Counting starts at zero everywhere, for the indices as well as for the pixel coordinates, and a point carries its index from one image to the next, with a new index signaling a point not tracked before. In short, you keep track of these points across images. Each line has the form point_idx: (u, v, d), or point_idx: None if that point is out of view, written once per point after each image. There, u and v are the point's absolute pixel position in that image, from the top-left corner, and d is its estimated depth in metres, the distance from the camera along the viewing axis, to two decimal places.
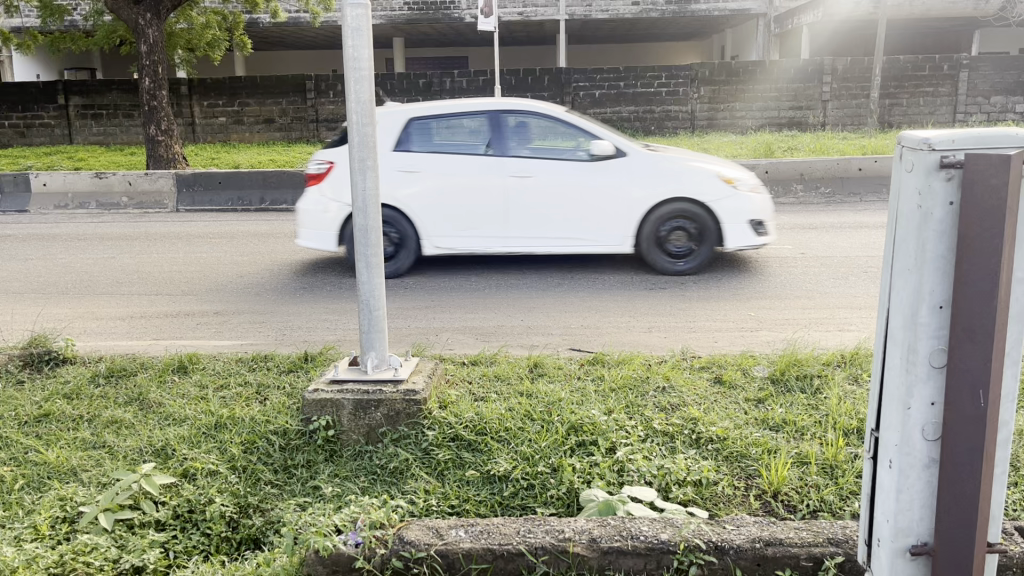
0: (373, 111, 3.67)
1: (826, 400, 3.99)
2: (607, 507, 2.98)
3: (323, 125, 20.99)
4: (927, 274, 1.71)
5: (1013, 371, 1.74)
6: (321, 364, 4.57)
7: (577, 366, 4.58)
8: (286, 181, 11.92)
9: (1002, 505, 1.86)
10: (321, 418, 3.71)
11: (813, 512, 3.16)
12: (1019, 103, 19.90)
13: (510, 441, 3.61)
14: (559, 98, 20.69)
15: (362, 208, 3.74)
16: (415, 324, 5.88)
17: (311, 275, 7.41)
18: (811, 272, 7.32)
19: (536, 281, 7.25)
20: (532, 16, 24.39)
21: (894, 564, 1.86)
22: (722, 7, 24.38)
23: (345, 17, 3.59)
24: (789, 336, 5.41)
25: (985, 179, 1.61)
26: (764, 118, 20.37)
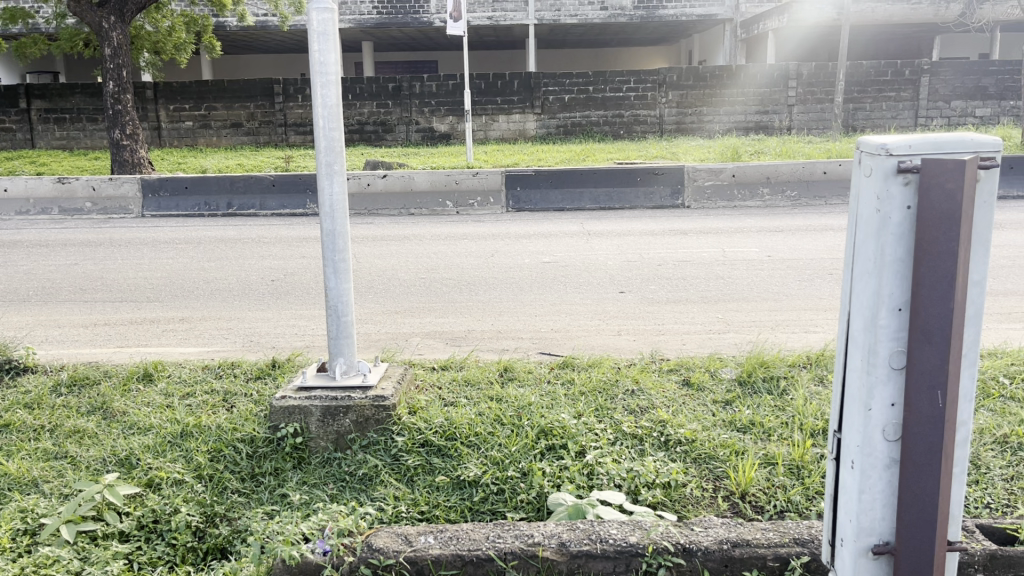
0: (341, 115, 3.65)
1: (792, 401, 4.04)
2: (577, 511, 3.00)
3: (291, 129, 20.82)
4: (886, 278, 1.73)
5: (969, 373, 1.78)
6: (288, 371, 4.54)
7: (547, 370, 4.59)
8: (254, 186, 11.82)
9: (961, 505, 1.89)
10: (289, 424, 3.67)
11: (781, 513, 3.19)
12: (979, 107, 20.31)
13: (480, 446, 3.61)
14: (528, 103, 20.71)
15: (330, 212, 3.71)
16: (384, 329, 5.86)
17: (279, 281, 7.36)
18: (777, 274, 7.39)
19: (506, 284, 7.25)
20: (501, 20, 24.48)
21: (857, 563, 1.89)
22: (688, 12, 24.64)
23: (311, 21, 3.56)
24: (755, 337, 5.48)
25: (941, 182, 1.64)
26: (731, 123, 20.61)
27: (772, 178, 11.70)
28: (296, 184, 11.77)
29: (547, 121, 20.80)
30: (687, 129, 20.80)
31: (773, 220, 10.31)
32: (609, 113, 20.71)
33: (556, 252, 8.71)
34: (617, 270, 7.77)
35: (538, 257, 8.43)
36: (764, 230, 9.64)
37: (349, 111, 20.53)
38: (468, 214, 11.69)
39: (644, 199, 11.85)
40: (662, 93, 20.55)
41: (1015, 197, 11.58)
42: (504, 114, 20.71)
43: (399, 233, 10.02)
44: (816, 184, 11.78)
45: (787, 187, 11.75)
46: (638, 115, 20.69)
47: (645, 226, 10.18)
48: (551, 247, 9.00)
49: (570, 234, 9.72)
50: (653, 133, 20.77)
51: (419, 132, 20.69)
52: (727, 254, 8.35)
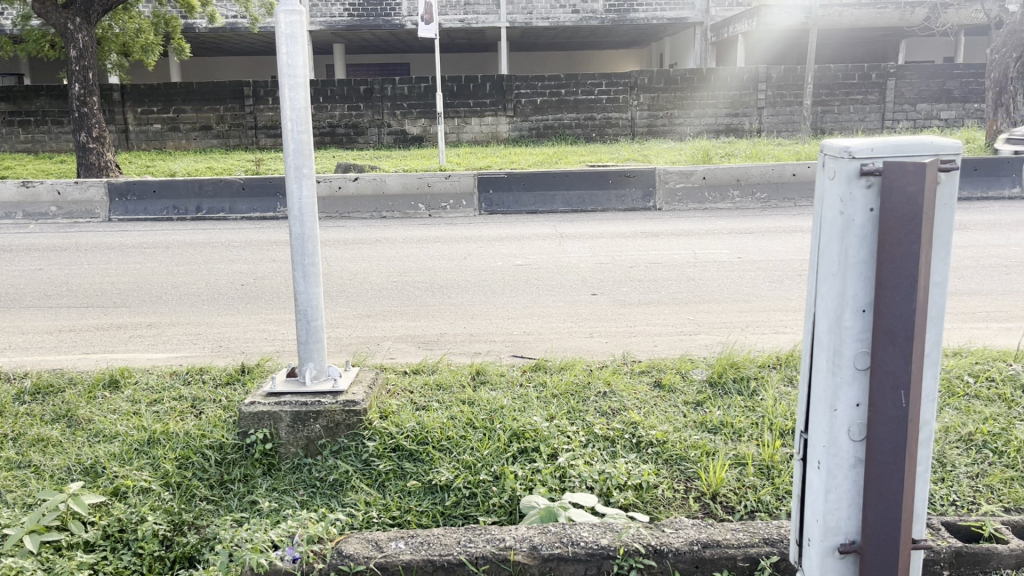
0: (309, 117, 3.62)
1: (762, 401, 4.07)
2: (549, 514, 3.00)
3: (262, 131, 20.66)
4: (850, 280, 1.75)
5: (932, 374, 1.80)
6: (257, 376, 4.50)
7: (519, 373, 4.59)
8: (222, 189, 11.70)
9: (925, 504, 1.91)
10: (258, 430, 3.64)
11: (751, 513, 3.21)
12: (943, 110, 20.66)
13: (452, 450, 3.60)
14: (500, 105, 20.70)
15: (299, 215, 3.67)
16: (356, 333, 5.82)
17: (248, 285, 7.29)
18: (747, 275, 7.46)
19: (478, 287, 7.24)
20: (473, 23, 24.50)
21: (824, 563, 1.90)
22: (659, 16, 24.78)
23: (279, 23, 3.53)
24: (725, 339, 5.51)
25: (902, 185, 1.66)
26: (702, 126, 20.78)
27: (742, 181, 11.83)
28: (266, 187, 11.67)
29: (519, 124, 20.81)
30: (659, 131, 20.92)
31: (743, 222, 10.39)
32: (582, 116, 20.78)
33: (528, 254, 8.71)
34: (589, 272, 7.79)
35: (510, 260, 8.42)
36: (734, 231, 9.72)
37: (320, 113, 20.41)
38: (440, 217, 11.67)
39: (616, 202, 11.89)
40: (633, 96, 20.65)
41: (978, 198, 11.78)
42: (477, 117, 20.70)
43: (370, 236, 9.97)
44: (785, 186, 11.89)
45: (757, 189, 11.86)
46: (609, 118, 20.79)
47: (616, 228, 10.22)
48: (524, 249, 9.00)
49: (542, 237, 9.72)
50: (625, 136, 20.85)
51: (391, 135, 20.62)
52: (698, 255, 8.41)
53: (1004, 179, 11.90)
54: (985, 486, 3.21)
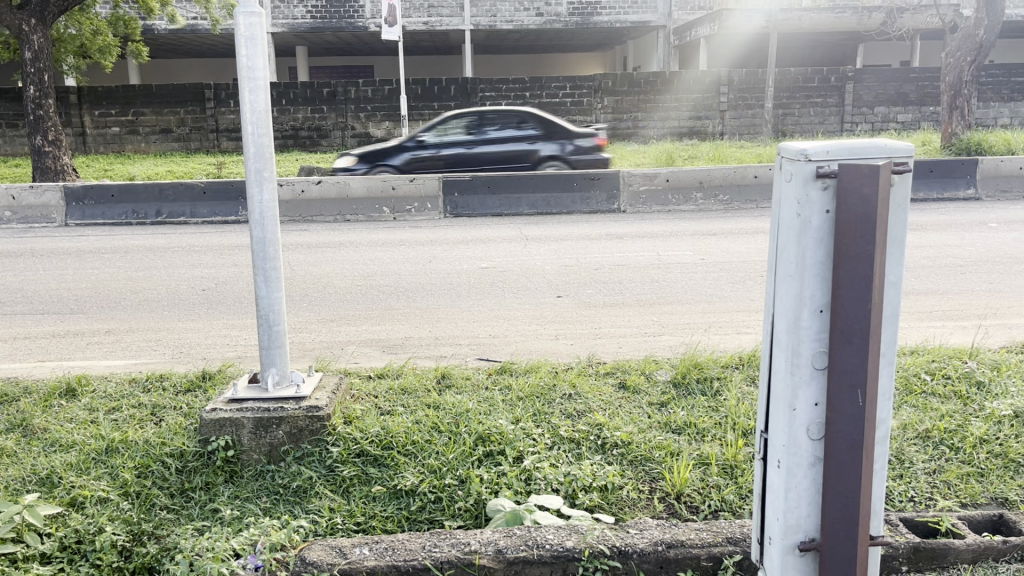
0: (270, 121, 3.58)
1: (725, 401, 4.11)
2: (514, 517, 2.99)
3: (224, 134, 20.41)
4: (807, 280, 1.78)
5: (888, 372, 1.83)
6: (219, 383, 4.44)
7: (485, 376, 4.58)
8: (183, 193, 11.52)
9: (882, 500, 1.94)
10: (220, 437, 3.59)
11: (715, 513, 3.24)
12: (901, 113, 21.03)
13: (417, 455, 3.58)
14: (465, 108, 20.71)
15: (260, 219, 3.63)
16: (320, 337, 5.77)
17: (209, 290, 7.19)
18: (711, 277, 7.53)
19: (443, 290, 7.22)
20: (437, 26, 24.47)
21: (785, 561, 1.92)
22: (622, 19, 24.92)
23: (238, 25, 3.49)
24: (689, 339, 5.55)
25: (857, 187, 1.68)
26: (665, 129, 20.93)
27: (705, 183, 11.97)
28: (227, 191, 11.56)
29: None
30: (623, 134, 21.03)
31: (705, 224, 10.50)
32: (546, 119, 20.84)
33: (494, 257, 8.70)
34: (554, 275, 7.82)
35: (475, 263, 8.41)
36: (697, 233, 9.81)
37: (283, 116, 20.23)
38: (405, 220, 11.62)
39: (581, 204, 11.92)
40: (597, 99, 20.76)
41: (933, 199, 12.04)
42: None
43: (333, 240, 9.90)
44: (748, 188, 12.02)
45: (719, 192, 11.99)
46: (573, 120, 20.87)
47: (581, 231, 10.26)
48: (489, 252, 9.01)
49: (506, 239, 9.74)
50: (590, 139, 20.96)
51: (355, 138, 20.51)
52: (662, 257, 8.46)
53: (959, 180, 12.16)
54: (942, 481, 3.27)
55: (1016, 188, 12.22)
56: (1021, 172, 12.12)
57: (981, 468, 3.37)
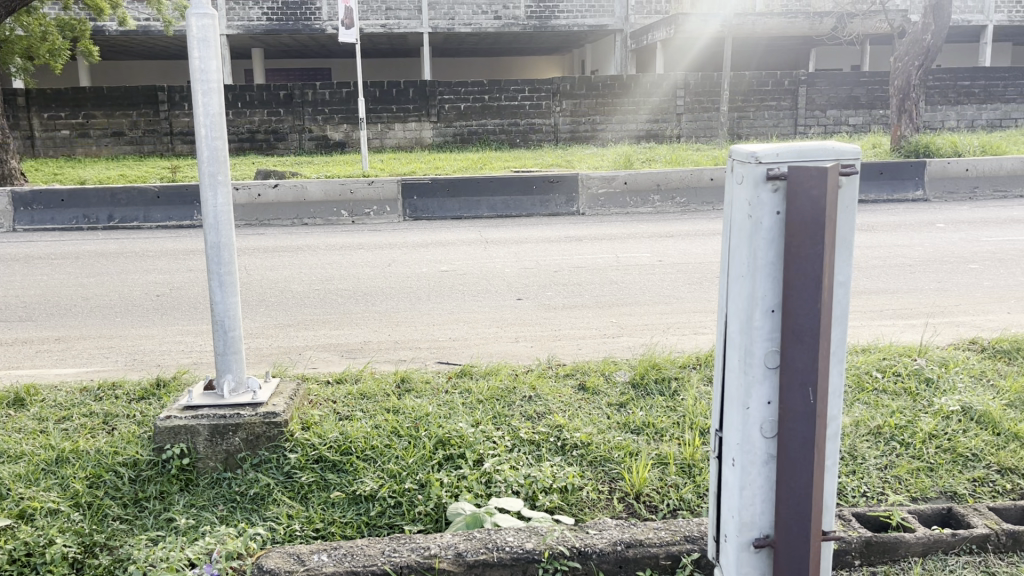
0: (224, 124, 3.53)
1: (683, 401, 4.15)
2: (474, 520, 2.98)
3: (177, 138, 20.01)
4: (759, 281, 1.81)
5: (838, 369, 1.87)
6: (174, 390, 4.36)
7: (444, 379, 4.57)
8: (136, 197, 11.32)
9: (834, 495, 1.98)
10: (175, 445, 3.53)
11: (673, 512, 3.27)
12: (852, 116, 21.43)
13: (376, 460, 3.56)
14: (424, 110, 20.67)
15: (214, 224, 3.58)
16: (276, 342, 5.71)
17: (164, 296, 7.08)
18: (668, 278, 7.60)
19: (403, 294, 7.19)
20: (395, 28, 24.41)
21: (740, 558, 1.95)
22: (580, 23, 25.06)
23: (190, 27, 3.43)
24: (647, 340, 5.60)
25: (806, 189, 1.71)
26: (623, 132, 21.09)
27: (662, 186, 12.08)
28: (182, 196, 11.36)
29: (443, 130, 20.78)
30: (582, 137, 21.15)
31: (662, 226, 10.61)
32: (505, 122, 20.86)
33: (453, 260, 8.70)
34: (514, 277, 7.83)
35: (435, 266, 8.39)
36: (655, 235, 9.91)
37: (238, 119, 19.99)
38: (364, 224, 11.54)
39: (541, 207, 11.97)
40: (556, 102, 20.84)
41: (884, 201, 12.31)
42: (400, 123, 20.61)
43: (291, 244, 9.80)
44: (704, 190, 12.22)
45: (676, 194, 12.14)
46: (532, 124, 20.94)
47: (541, 234, 10.28)
48: (449, 255, 8.99)
49: (466, 242, 9.72)
50: (549, 142, 21.06)
51: (312, 140, 20.30)
52: (621, 259, 8.53)
53: (909, 182, 12.44)
54: (894, 476, 3.34)
55: (962, 190, 12.54)
56: (967, 174, 12.44)
57: (930, 463, 3.45)
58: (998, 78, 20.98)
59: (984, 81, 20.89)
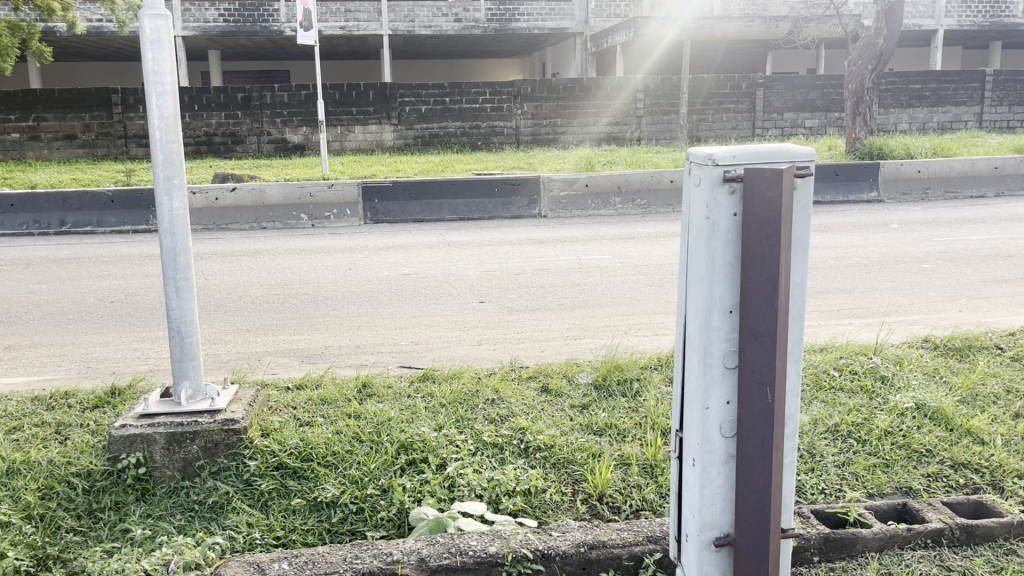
0: (180, 127, 3.48)
1: (645, 402, 4.17)
2: (437, 525, 2.97)
3: (132, 140, 19.61)
4: (717, 281, 1.82)
5: (795, 369, 1.90)
6: (129, 398, 4.27)
7: (407, 384, 4.53)
8: (89, 202, 11.09)
9: (792, 493, 2.00)
10: (131, 454, 3.46)
11: (636, 512, 3.28)
12: (808, 119, 21.79)
13: (338, 466, 3.52)
14: (385, 113, 20.56)
15: (170, 228, 3.52)
16: (235, 348, 5.63)
17: (119, 301, 6.95)
18: (630, 280, 7.63)
19: (365, 298, 7.14)
20: (354, 31, 24.25)
21: (701, 557, 1.96)
22: (540, 25, 25.14)
23: (143, 28, 3.37)
24: (609, 342, 5.62)
25: (761, 190, 1.73)
26: (584, 135, 21.20)
27: (623, 187, 12.15)
28: (136, 200, 11.14)
29: (404, 132, 20.69)
30: (543, 140, 21.21)
31: (624, 228, 10.67)
32: (466, 124, 20.83)
33: (415, 263, 8.65)
34: (476, 280, 7.80)
35: (397, 270, 8.33)
36: (616, 237, 9.95)
37: (195, 122, 19.70)
38: (324, 227, 11.44)
39: (503, 210, 12.00)
40: (517, 105, 20.87)
41: (840, 201, 12.54)
42: (360, 125, 20.49)
43: (249, 248, 9.68)
44: (664, 192, 12.34)
45: (637, 196, 12.22)
46: (494, 126, 20.92)
47: (503, 236, 10.28)
48: (410, 258, 8.94)
49: (428, 245, 9.68)
50: (510, 144, 21.06)
51: (271, 143, 20.08)
52: (582, 261, 8.57)
53: (863, 184, 12.68)
54: (851, 473, 3.40)
55: (915, 191, 12.80)
56: (919, 176, 12.71)
57: (886, 458, 3.51)
58: (948, 81, 21.49)
59: (935, 84, 21.38)
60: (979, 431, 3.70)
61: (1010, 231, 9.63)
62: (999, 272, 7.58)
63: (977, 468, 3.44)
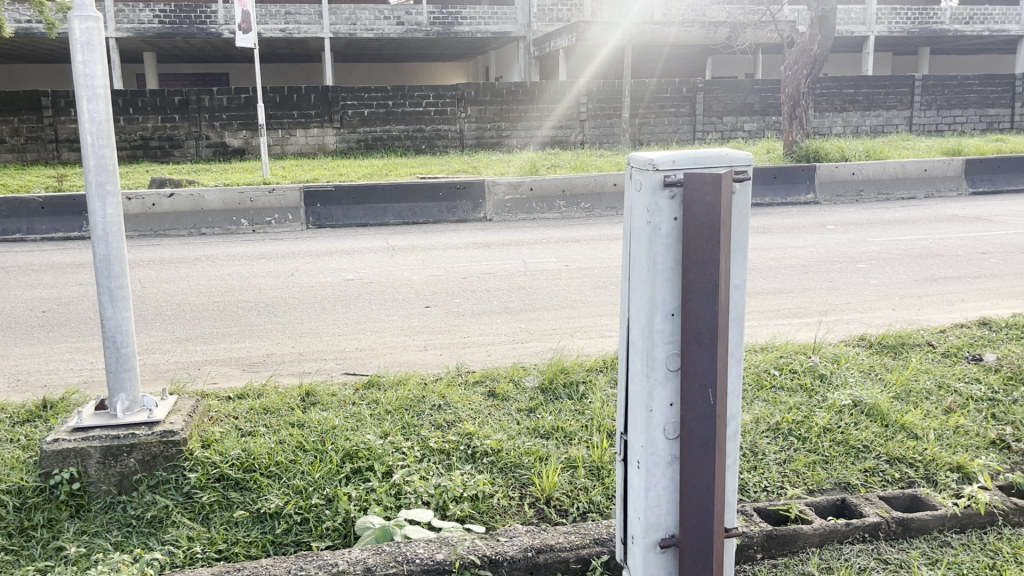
0: (112, 132, 3.37)
1: (591, 405, 4.19)
2: (384, 533, 2.94)
3: (64, 145, 19.03)
4: (659, 284, 1.84)
5: (735, 371, 1.92)
6: (62, 412, 4.14)
7: (351, 391, 4.47)
8: (17, 208, 10.71)
9: (735, 493, 2.03)
10: (64, 469, 3.34)
11: (583, 514, 3.29)
12: (747, 122, 22.28)
13: (281, 476, 3.45)
14: (327, 116, 20.35)
15: (103, 236, 3.41)
16: (174, 358, 5.51)
17: (51, 311, 6.73)
18: (575, 283, 7.68)
19: (308, 304, 7.04)
20: (295, 33, 23.94)
21: (647, 559, 1.98)
22: (483, 29, 25.16)
23: (72, 30, 3.26)
24: (555, 345, 5.64)
25: (701, 196, 1.75)
26: (528, 139, 21.26)
27: (567, 191, 12.26)
28: (68, 206, 10.82)
29: (347, 135, 20.50)
30: (487, 143, 21.20)
31: (569, 231, 10.73)
32: (410, 128, 20.73)
33: (359, 268, 8.57)
34: (421, 285, 7.75)
35: (341, 275, 8.24)
36: (561, 240, 9.99)
37: (130, 125, 19.22)
38: (265, 232, 11.25)
39: (448, 214, 11.95)
40: (461, 108, 20.83)
41: (779, 203, 12.82)
42: (302, 129, 20.24)
43: (188, 255, 9.47)
44: (607, 196, 12.45)
45: (581, 200, 12.31)
46: (438, 130, 20.86)
47: (448, 240, 10.25)
48: (354, 263, 8.85)
49: (372, 250, 9.59)
50: (454, 148, 21.01)
51: (210, 147, 19.69)
52: (528, 264, 8.59)
53: (800, 186, 13.00)
54: (792, 470, 3.46)
55: (850, 193, 13.17)
56: (853, 177, 13.09)
57: (826, 455, 3.59)
58: (879, 86, 22.18)
59: (867, 89, 22.05)
60: (913, 426, 3.81)
61: (940, 231, 9.96)
62: (930, 271, 7.83)
63: (912, 462, 3.53)
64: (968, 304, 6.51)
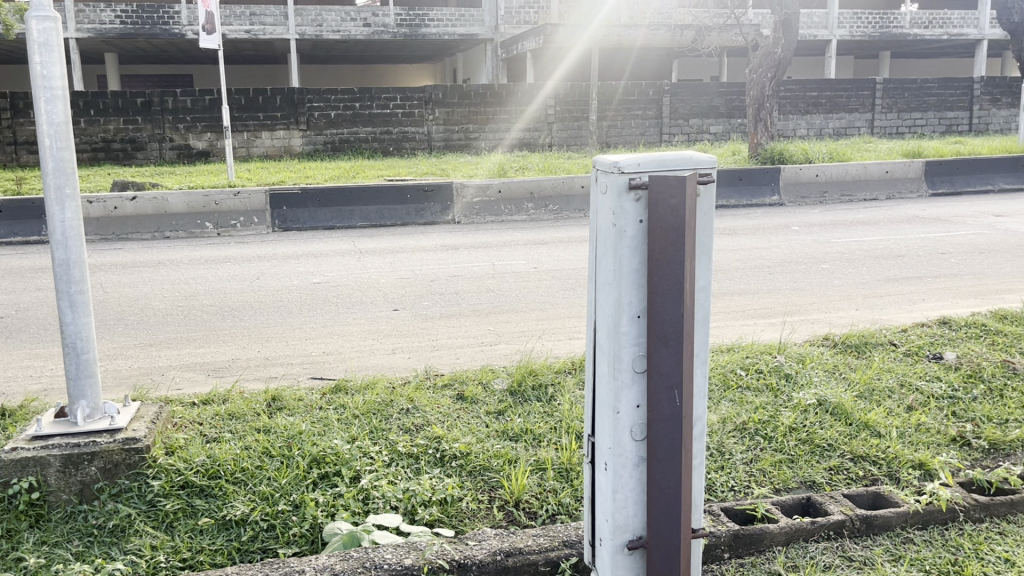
0: (71, 134, 3.30)
1: (560, 407, 4.20)
2: (351, 539, 2.91)
3: (23, 147, 18.67)
4: (625, 287, 1.84)
5: (700, 372, 1.94)
6: (21, 419, 4.05)
7: (318, 396, 4.43)
8: None
9: (701, 494, 2.04)
10: (22, 479, 3.27)
11: (552, 516, 3.29)
12: (713, 125, 22.53)
13: (246, 483, 3.41)
14: (293, 118, 20.19)
15: (62, 240, 3.35)
16: (136, 363, 5.42)
17: (9, 317, 6.58)
18: (543, 285, 7.69)
19: (275, 308, 6.97)
20: (260, 35, 23.73)
21: (615, 561, 1.98)
22: (450, 31, 25.13)
23: (29, 30, 3.21)
24: (523, 347, 5.64)
25: (666, 199, 1.76)
26: (496, 141, 21.21)
27: (535, 193, 12.30)
28: (28, 209, 10.61)
29: (313, 137, 20.36)
30: (455, 146, 21.15)
31: (537, 233, 10.75)
32: (377, 130, 20.65)
33: (327, 272, 8.50)
34: (389, 288, 7.72)
35: (307, 279, 8.17)
36: (529, 242, 10.00)
37: (91, 127, 18.90)
38: (231, 235, 11.13)
39: (416, 216, 11.91)
40: (428, 110, 20.75)
41: (744, 204, 12.97)
42: (268, 130, 20.06)
43: (151, 259, 9.33)
44: (575, 198, 12.50)
45: (549, 202, 12.35)
46: (405, 132, 20.79)
47: (416, 243, 10.22)
48: (321, 267, 8.78)
49: (340, 253, 9.53)
50: (422, 150, 20.94)
51: (174, 149, 19.42)
52: (497, 266, 8.59)
53: (765, 188, 13.16)
54: (758, 469, 3.49)
55: (813, 194, 13.35)
56: (817, 179, 13.28)
57: (791, 454, 3.63)
58: (842, 89, 22.53)
59: (830, 92, 22.38)
60: (876, 424, 3.86)
61: (902, 232, 10.14)
62: (892, 271, 7.95)
63: (876, 459, 3.58)
64: (929, 304, 6.62)
